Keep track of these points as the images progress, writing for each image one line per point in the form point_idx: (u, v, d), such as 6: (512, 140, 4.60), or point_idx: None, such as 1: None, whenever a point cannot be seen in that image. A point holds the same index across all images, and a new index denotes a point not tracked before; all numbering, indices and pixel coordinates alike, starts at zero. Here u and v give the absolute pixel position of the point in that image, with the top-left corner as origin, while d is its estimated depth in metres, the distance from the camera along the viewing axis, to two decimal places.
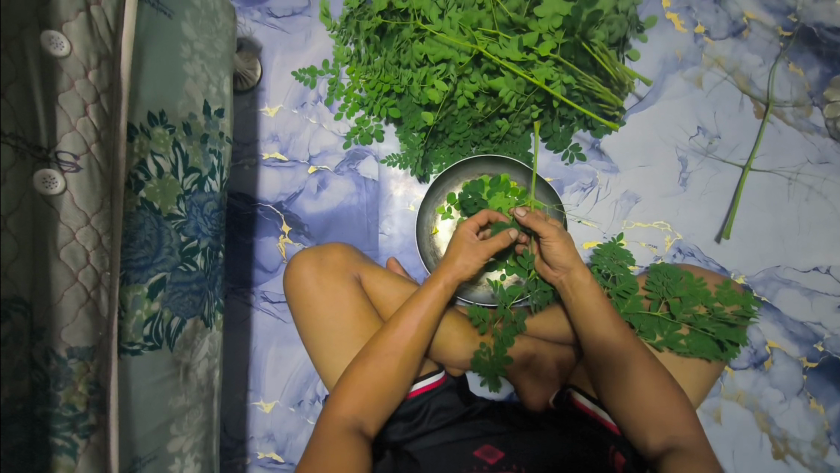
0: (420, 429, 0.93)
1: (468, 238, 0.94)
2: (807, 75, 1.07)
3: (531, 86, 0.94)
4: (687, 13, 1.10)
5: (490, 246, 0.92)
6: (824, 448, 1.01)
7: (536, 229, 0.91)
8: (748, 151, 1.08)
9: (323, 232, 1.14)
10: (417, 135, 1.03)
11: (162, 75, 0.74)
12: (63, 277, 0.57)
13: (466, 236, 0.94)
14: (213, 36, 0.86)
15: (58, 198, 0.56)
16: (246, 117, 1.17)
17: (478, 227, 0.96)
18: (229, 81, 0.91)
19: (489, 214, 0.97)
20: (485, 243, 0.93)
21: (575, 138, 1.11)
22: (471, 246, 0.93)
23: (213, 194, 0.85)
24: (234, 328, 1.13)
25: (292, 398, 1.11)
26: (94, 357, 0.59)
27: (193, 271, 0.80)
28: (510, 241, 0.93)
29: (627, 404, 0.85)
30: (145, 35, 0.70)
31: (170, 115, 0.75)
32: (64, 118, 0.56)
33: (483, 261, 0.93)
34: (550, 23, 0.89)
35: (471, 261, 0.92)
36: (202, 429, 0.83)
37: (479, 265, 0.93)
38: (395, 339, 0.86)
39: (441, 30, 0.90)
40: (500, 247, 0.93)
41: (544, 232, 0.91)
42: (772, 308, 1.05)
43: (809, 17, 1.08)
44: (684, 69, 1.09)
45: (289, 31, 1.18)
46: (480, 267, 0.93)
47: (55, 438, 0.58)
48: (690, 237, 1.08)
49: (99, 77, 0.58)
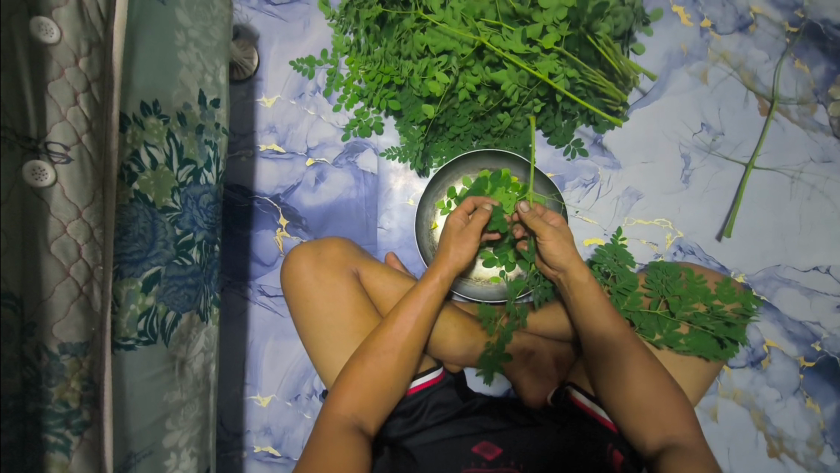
0: (418, 425, 0.91)
1: (457, 225, 0.94)
2: (813, 73, 1.06)
3: (534, 79, 0.92)
4: (692, 6, 1.08)
5: (477, 226, 0.92)
6: (819, 447, 1.01)
7: (535, 227, 0.90)
8: (751, 148, 1.07)
9: (321, 225, 1.13)
10: (417, 128, 1.01)
11: (155, 63, 0.71)
12: (54, 272, 0.55)
13: (455, 225, 0.94)
14: (209, 23, 0.84)
15: (49, 190, 0.54)
16: (243, 108, 1.15)
17: (466, 215, 0.95)
18: (226, 70, 0.89)
19: (474, 200, 0.97)
20: (473, 230, 0.92)
21: (579, 132, 1.10)
22: (460, 236, 0.92)
23: (209, 186, 0.83)
24: (231, 321, 1.12)
25: (289, 392, 1.10)
26: (87, 354, 0.58)
27: (189, 264, 0.78)
28: (490, 212, 0.93)
29: (625, 401, 0.85)
30: (137, 23, 0.68)
31: (164, 105, 0.73)
32: (54, 107, 0.54)
33: (476, 247, 0.92)
34: (554, 14, 0.86)
35: (465, 250, 0.91)
36: (198, 424, 0.83)
37: (473, 254, 0.92)
38: (393, 336, 0.85)
39: (443, 20, 0.87)
40: (484, 224, 0.92)
41: (540, 231, 0.90)
42: (771, 307, 1.05)
43: (816, 13, 1.07)
44: (689, 64, 1.08)
45: (287, 19, 1.15)
46: (475, 254, 0.93)
47: (48, 434, 0.56)
48: (691, 236, 1.08)
49: (90, 64, 0.56)
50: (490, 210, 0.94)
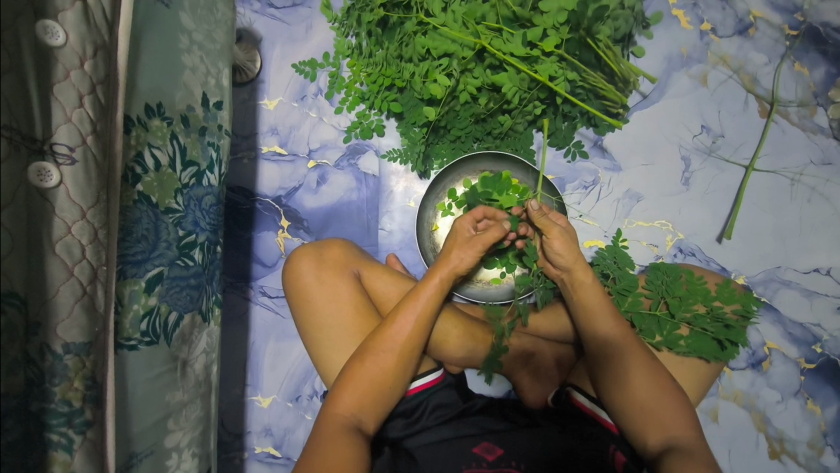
0: (418, 426, 0.92)
1: (466, 231, 0.94)
2: (813, 75, 1.06)
3: (535, 82, 0.93)
4: (693, 9, 1.09)
5: (487, 239, 0.91)
6: (820, 449, 1.01)
7: (542, 226, 0.91)
8: (751, 150, 1.07)
9: (323, 227, 1.13)
10: (419, 130, 1.02)
11: (159, 67, 0.72)
12: (58, 272, 0.55)
13: (463, 229, 0.94)
14: (213, 26, 0.85)
15: (53, 191, 0.55)
16: (245, 110, 1.15)
17: (475, 222, 0.96)
18: (229, 73, 0.90)
19: (485, 210, 0.96)
20: (481, 236, 0.92)
21: (579, 135, 1.10)
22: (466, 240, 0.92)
23: (212, 188, 0.83)
24: (233, 322, 1.12)
25: (291, 393, 1.10)
26: (90, 353, 0.59)
27: (192, 265, 0.78)
28: (505, 232, 0.93)
29: (627, 403, 0.85)
30: (142, 27, 0.69)
31: (168, 107, 0.74)
32: (59, 109, 0.55)
33: (479, 253, 0.92)
34: (554, 17, 0.87)
35: (467, 254, 0.91)
36: (199, 424, 0.83)
37: (475, 258, 0.92)
38: (393, 336, 0.85)
39: (444, 23, 0.89)
40: (496, 239, 0.92)
41: (546, 230, 0.91)
42: (772, 309, 1.05)
43: (816, 16, 1.07)
44: (689, 67, 1.08)
45: (289, 22, 1.16)
46: (477, 260, 0.92)
47: (51, 434, 0.57)
48: (691, 237, 1.08)
49: (95, 67, 0.57)
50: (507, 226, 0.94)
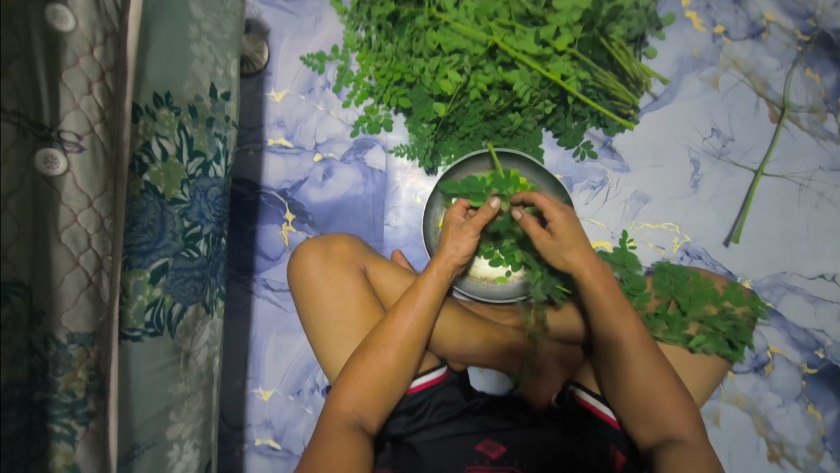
0: (421, 423, 0.91)
1: (457, 220, 0.96)
2: (824, 81, 1.06)
3: (546, 80, 0.92)
4: (706, 11, 1.08)
5: (478, 222, 0.91)
6: (820, 453, 1.02)
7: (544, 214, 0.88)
8: (761, 155, 1.07)
9: (328, 221, 1.13)
10: (427, 126, 1.01)
11: (167, 57, 0.72)
12: (64, 261, 0.55)
13: (455, 219, 0.96)
14: (221, 16, 0.83)
15: (60, 179, 0.54)
16: (251, 102, 1.15)
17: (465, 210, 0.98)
18: (237, 64, 0.88)
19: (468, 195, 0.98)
20: (472, 220, 0.92)
21: (588, 135, 1.10)
22: (459, 228, 0.93)
23: (218, 179, 0.83)
24: (235, 315, 1.12)
25: (292, 387, 1.10)
26: (94, 344, 0.58)
27: (196, 257, 0.78)
28: (494, 211, 0.91)
29: (628, 404, 0.84)
30: (149, 14, 0.68)
31: (176, 97, 0.73)
32: (67, 96, 0.54)
33: (474, 239, 0.92)
34: (568, 16, 0.86)
35: (462, 243, 0.91)
36: (201, 416, 0.82)
37: (472, 245, 0.92)
38: (394, 332, 0.85)
39: (456, 19, 0.89)
40: (486, 221, 0.92)
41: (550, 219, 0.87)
42: (778, 314, 1.05)
43: (829, 22, 1.06)
44: (701, 69, 1.08)
45: (298, 14, 1.15)
46: (473, 247, 0.92)
47: (53, 424, 0.56)
48: (698, 240, 1.08)
49: (104, 54, 0.56)
50: (497, 206, 0.91)
